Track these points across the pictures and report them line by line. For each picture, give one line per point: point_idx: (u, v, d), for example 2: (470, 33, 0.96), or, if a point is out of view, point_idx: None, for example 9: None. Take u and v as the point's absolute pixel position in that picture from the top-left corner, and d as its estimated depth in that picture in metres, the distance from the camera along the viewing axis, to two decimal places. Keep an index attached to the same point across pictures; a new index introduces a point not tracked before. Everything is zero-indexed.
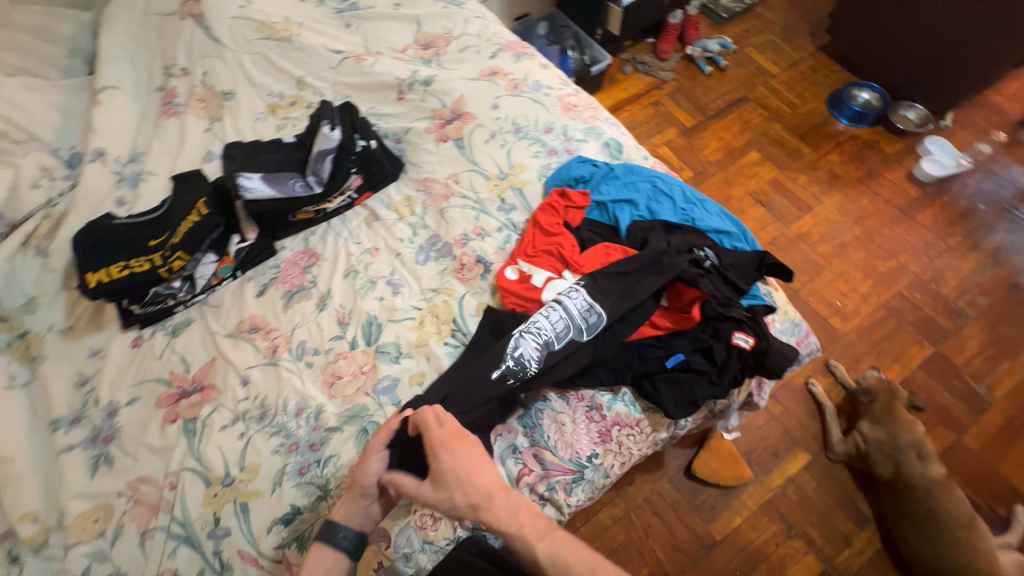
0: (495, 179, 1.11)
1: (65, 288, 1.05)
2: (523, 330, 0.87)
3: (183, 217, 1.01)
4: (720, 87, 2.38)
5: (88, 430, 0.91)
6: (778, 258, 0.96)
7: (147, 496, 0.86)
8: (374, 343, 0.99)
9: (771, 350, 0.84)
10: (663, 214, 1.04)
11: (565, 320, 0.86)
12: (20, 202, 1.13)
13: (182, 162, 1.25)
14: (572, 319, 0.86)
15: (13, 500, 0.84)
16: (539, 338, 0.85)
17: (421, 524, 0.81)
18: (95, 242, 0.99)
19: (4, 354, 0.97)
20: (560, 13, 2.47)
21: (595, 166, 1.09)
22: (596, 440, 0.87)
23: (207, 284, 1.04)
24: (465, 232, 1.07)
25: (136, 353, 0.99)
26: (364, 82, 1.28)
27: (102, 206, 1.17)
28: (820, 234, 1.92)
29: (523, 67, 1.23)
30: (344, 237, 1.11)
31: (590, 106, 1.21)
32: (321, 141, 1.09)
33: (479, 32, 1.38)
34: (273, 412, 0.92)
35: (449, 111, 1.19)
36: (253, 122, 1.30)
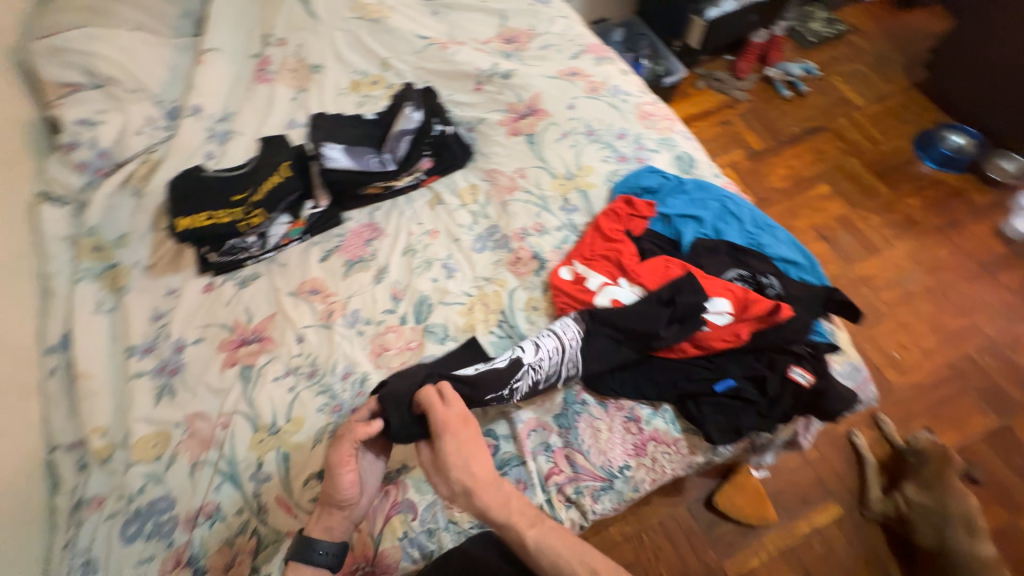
0: (561, 179, 1.11)
1: (153, 229, 1.15)
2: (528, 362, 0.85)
3: (267, 177, 1.07)
4: (797, 113, 2.28)
5: (157, 361, 0.98)
6: (848, 297, 0.91)
7: (201, 431, 0.91)
8: (423, 322, 1.01)
9: (829, 391, 0.79)
10: (730, 235, 1.01)
11: (561, 362, 0.86)
12: (126, 145, 1.23)
13: (268, 127, 1.32)
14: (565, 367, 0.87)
15: (88, 413, 0.92)
16: (535, 374, 0.85)
17: (448, 503, 0.82)
18: (186, 189, 1.06)
19: (96, 281, 1.07)
20: (638, 21, 2.39)
21: (664, 178, 1.07)
22: (630, 452, 0.86)
23: (277, 243, 1.10)
24: (525, 227, 1.08)
25: (207, 297, 1.06)
26: (445, 69, 1.32)
27: (193, 158, 1.25)
28: (887, 280, 1.80)
29: (603, 70, 1.23)
30: (408, 216, 1.14)
31: (667, 117, 1.18)
32: (402, 120, 1.12)
33: (563, 32, 1.38)
34: (322, 371, 0.96)
35: (524, 107, 1.20)
36: (335, 96, 1.37)
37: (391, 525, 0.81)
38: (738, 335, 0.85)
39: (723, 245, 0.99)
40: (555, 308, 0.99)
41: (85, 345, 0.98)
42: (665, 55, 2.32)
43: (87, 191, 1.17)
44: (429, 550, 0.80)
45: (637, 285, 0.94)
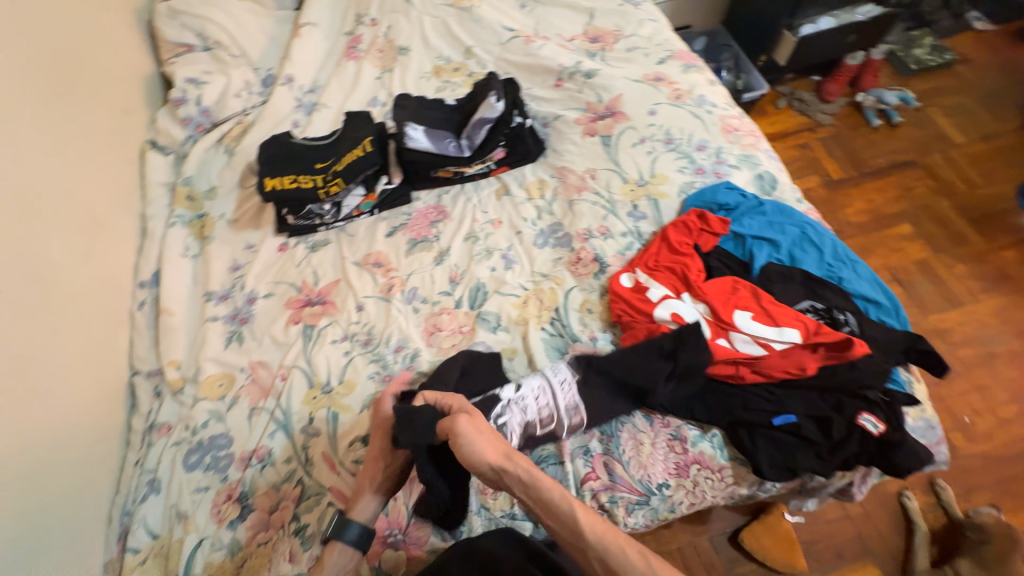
0: (632, 184, 1.09)
1: (239, 186, 1.23)
2: (510, 400, 0.87)
3: (350, 150, 1.13)
4: (886, 144, 2.12)
5: (231, 308, 1.05)
6: (934, 347, 0.84)
7: (262, 379, 0.97)
8: (477, 308, 1.03)
9: (904, 444, 0.73)
10: (806, 264, 0.96)
11: (551, 407, 0.86)
12: (224, 106, 1.31)
13: (352, 102, 1.38)
14: (558, 411, 0.86)
15: (167, 346, 1.01)
16: (523, 416, 0.86)
17: (481, 489, 0.84)
18: (277, 154, 1.14)
19: (186, 228, 1.16)
20: (722, 31, 2.29)
21: (742, 196, 1.03)
22: (671, 471, 0.84)
23: (350, 214, 1.15)
24: (590, 228, 1.07)
25: (281, 256, 1.12)
26: (527, 63, 1.32)
27: (281, 125, 1.32)
28: (966, 336, 1.65)
29: (691, 78, 1.19)
30: (474, 203, 1.16)
31: (752, 133, 1.13)
32: (485, 108, 1.11)
33: (651, 36, 1.35)
34: (377, 341, 1.00)
35: (604, 107, 1.18)
36: (417, 79, 1.40)
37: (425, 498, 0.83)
38: (804, 368, 0.81)
39: (798, 273, 0.94)
40: (610, 314, 0.98)
41: (172, 284, 1.07)
42: (748, 69, 2.21)
43: (187, 144, 1.27)
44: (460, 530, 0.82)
45: (700, 302, 0.92)
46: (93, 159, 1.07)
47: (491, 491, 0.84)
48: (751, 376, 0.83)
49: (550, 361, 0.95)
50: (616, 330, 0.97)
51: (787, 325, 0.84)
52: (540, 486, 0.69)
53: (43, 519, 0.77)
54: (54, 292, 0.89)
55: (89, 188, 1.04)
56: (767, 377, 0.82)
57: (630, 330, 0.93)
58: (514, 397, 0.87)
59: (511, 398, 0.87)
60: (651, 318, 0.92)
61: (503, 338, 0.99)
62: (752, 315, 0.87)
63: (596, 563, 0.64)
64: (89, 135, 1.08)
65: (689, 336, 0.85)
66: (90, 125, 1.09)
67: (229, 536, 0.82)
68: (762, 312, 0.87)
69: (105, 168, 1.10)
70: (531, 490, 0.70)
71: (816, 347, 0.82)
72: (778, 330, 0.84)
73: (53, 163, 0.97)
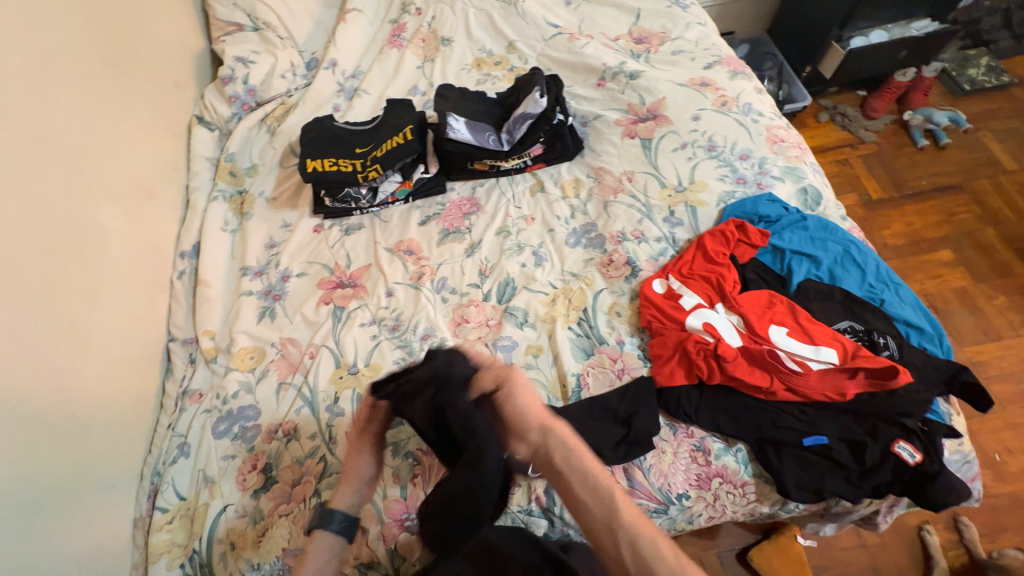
0: (670, 190, 1.07)
1: (280, 166, 1.25)
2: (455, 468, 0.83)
3: (391, 137, 1.14)
4: (931, 166, 2.04)
5: (265, 284, 1.08)
6: (978, 379, 0.80)
7: (291, 356, 0.99)
8: (505, 303, 1.03)
9: (940, 476, 0.71)
10: (846, 283, 0.93)
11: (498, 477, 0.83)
12: (270, 86, 1.34)
13: (392, 90, 1.39)
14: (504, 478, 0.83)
15: (203, 316, 1.04)
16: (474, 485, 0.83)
17: None
18: (319, 137, 1.16)
19: (226, 203, 1.19)
20: (766, 39, 2.24)
21: (785, 209, 1.00)
22: (692, 482, 0.82)
23: (385, 200, 1.16)
24: (624, 231, 1.06)
25: (316, 237, 1.14)
26: (569, 60, 1.31)
27: (322, 108, 1.34)
28: (1002, 370, 1.59)
29: (738, 85, 1.16)
30: (508, 197, 1.16)
31: (798, 145, 1.10)
32: (528, 103, 1.11)
33: (698, 40, 1.33)
34: (404, 327, 1.01)
35: (646, 110, 1.17)
36: (458, 71, 1.40)
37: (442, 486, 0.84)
38: (843, 392, 0.78)
39: (838, 292, 0.91)
40: (639, 319, 0.97)
41: (211, 257, 1.10)
42: (792, 80, 2.15)
43: (232, 122, 1.30)
44: None
45: (734, 314, 0.90)
46: (142, 131, 1.11)
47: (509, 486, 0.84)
48: (784, 394, 0.81)
49: (576, 362, 0.94)
50: (644, 335, 0.96)
51: (825, 345, 0.83)
52: (579, 455, 0.64)
53: (80, 473, 0.80)
54: (101, 257, 0.93)
55: (138, 159, 1.07)
56: (800, 397, 0.80)
57: (660, 337, 0.92)
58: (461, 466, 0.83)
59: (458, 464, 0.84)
60: (682, 326, 0.91)
61: (530, 335, 0.98)
62: (788, 332, 0.85)
63: (625, 550, 0.56)
64: (140, 107, 1.12)
65: (721, 347, 0.84)
66: (141, 98, 1.12)
67: (253, 504, 0.84)
68: (799, 329, 0.86)
69: (153, 140, 1.13)
70: (570, 458, 0.64)
71: (857, 372, 0.79)
72: (815, 349, 0.82)
73: (105, 132, 1.00)
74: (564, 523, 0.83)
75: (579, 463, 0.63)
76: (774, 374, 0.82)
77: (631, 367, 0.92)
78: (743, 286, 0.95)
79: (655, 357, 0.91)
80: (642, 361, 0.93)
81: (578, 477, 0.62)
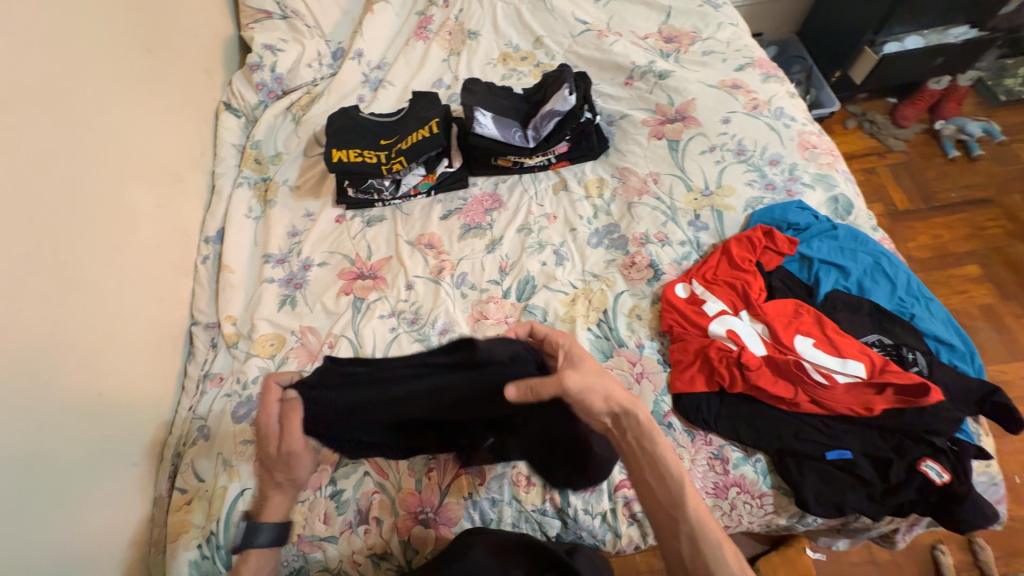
0: (696, 193, 1.06)
1: (304, 154, 1.25)
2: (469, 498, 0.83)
3: (417, 130, 1.14)
4: (961, 178, 1.99)
5: (286, 272, 1.09)
6: (1012, 400, 0.78)
7: (310, 344, 0.99)
8: (524, 301, 1.02)
9: (967, 498, 0.70)
10: (875, 296, 0.91)
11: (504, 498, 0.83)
12: (296, 75, 1.34)
13: (417, 82, 1.38)
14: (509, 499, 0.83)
15: (225, 301, 1.05)
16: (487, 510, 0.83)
17: (515, 481, 0.83)
18: (344, 127, 1.16)
19: (251, 189, 1.20)
20: (795, 43, 2.20)
21: (814, 218, 0.98)
22: (709, 490, 0.82)
23: (407, 192, 1.16)
24: (647, 233, 1.05)
25: (338, 227, 1.14)
26: (597, 58, 1.29)
27: (347, 99, 1.34)
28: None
29: (770, 89, 1.14)
30: (530, 194, 1.15)
31: (831, 152, 1.07)
32: (557, 100, 1.09)
33: (729, 41, 1.30)
34: (423, 321, 1.01)
35: (674, 111, 1.15)
36: (483, 65, 1.39)
37: (458, 483, 0.84)
38: (870, 407, 0.76)
39: (866, 304, 0.89)
40: (660, 322, 0.96)
41: (234, 243, 1.11)
42: (820, 85, 2.10)
43: (259, 109, 1.31)
44: (490, 516, 0.83)
45: (759, 322, 0.89)
46: (171, 115, 1.12)
47: (524, 484, 0.83)
48: (808, 406, 0.79)
49: None
50: (664, 339, 0.95)
51: (852, 358, 0.81)
52: (654, 441, 0.67)
53: (104, 449, 0.82)
54: (129, 239, 0.94)
55: (166, 143, 1.08)
56: (824, 409, 0.79)
57: (681, 342, 0.91)
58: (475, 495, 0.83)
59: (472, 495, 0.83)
60: (704, 332, 0.90)
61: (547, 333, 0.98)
62: (813, 343, 0.84)
63: (686, 540, 0.65)
64: (170, 91, 1.12)
65: (744, 356, 0.83)
66: (171, 82, 1.13)
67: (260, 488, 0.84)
68: (825, 340, 0.84)
69: (182, 124, 1.14)
70: (644, 442, 0.67)
71: (885, 388, 0.77)
72: (842, 361, 0.81)
73: (135, 115, 1.01)
74: (578, 525, 0.83)
75: (652, 448, 0.67)
76: (798, 385, 0.80)
77: (651, 371, 0.91)
78: (769, 294, 0.93)
79: (676, 362, 0.90)
80: (662, 365, 0.92)
81: (648, 462, 0.67)
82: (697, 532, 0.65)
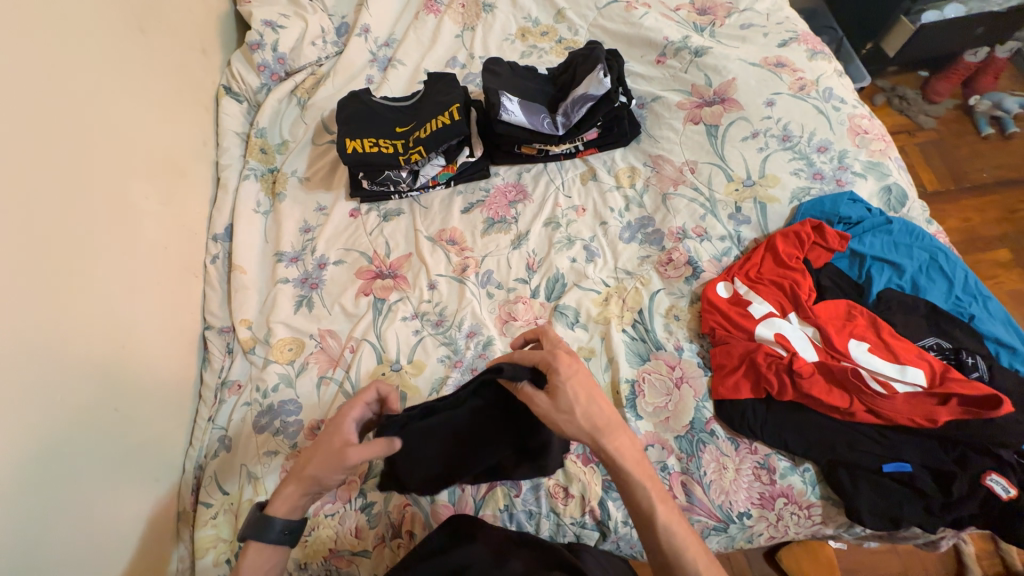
0: (737, 183, 0.98)
1: (312, 143, 1.17)
2: (500, 509, 0.80)
3: (436, 116, 1.05)
4: (994, 157, 1.90)
5: (301, 272, 1.03)
6: None
7: (331, 349, 0.95)
8: (554, 300, 0.97)
9: None
10: (930, 294, 0.86)
11: (542, 511, 0.80)
12: (300, 54, 1.23)
13: (429, 61, 1.28)
14: (550, 514, 0.80)
15: (238, 304, 0.99)
16: (524, 520, 0.80)
17: (552, 493, 0.80)
18: (357, 114, 1.08)
19: (258, 181, 1.12)
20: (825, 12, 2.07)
21: (867, 210, 0.92)
22: (755, 501, 0.78)
23: (425, 184, 1.08)
24: (684, 227, 0.98)
25: (353, 222, 1.08)
26: (626, 33, 1.19)
27: (355, 80, 1.25)
28: None
29: (818, 66, 1.05)
30: (557, 184, 1.08)
31: (883, 137, 0.99)
32: (591, 83, 0.99)
33: (769, 12, 1.19)
34: (449, 323, 0.96)
35: (712, 92, 1.06)
36: (500, 41, 1.28)
37: (494, 494, 0.81)
38: (933, 418, 0.72)
39: (923, 304, 0.84)
40: (700, 324, 0.91)
41: (244, 240, 1.04)
42: (850, 59, 1.97)
43: (261, 93, 1.21)
44: (528, 529, 0.80)
45: (810, 325, 0.84)
46: (170, 103, 1.03)
47: (563, 496, 0.80)
48: (864, 416, 0.75)
49: (631, 367, 0.89)
50: (704, 341, 0.90)
51: (911, 364, 0.77)
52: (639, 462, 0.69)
53: (123, 467, 0.78)
54: (137, 241, 0.88)
55: (167, 134, 1.00)
56: (881, 419, 0.75)
57: (724, 346, 0.86)
58: (505, 506, 0.80)
59: (501, 507, 0.80)
60: (751, 335, 0.85)
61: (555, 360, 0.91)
62: (868, 348, 0.79)
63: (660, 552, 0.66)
64: (167, 76, 1.04)
65: (796, 363, 0.78)
66: (167, 65, 1.04)
67: None
68: (881, 345, 0.79)
69: (182, 112, 1.06)
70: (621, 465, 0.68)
71: (949, 398, 0.73)
72: (901, 368, 0.76)
73: (131, 105, 0.93)
74: (616, 536, 0.80)
75: (637, 464, 0.69)
76: (854, 394, 0.76)
77: (691, 375, 0.87)
78: (819, 294, 0.88)
79: (718, 367, 0.86)
80: (703, 370, 0.87)
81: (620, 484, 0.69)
82: (673, 552, 0.65)
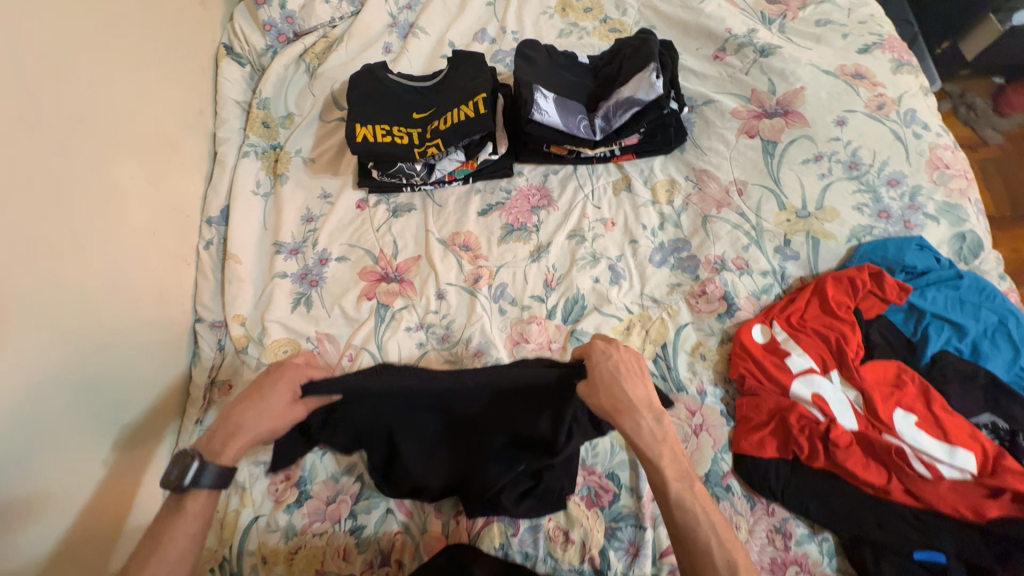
0: (789, 213, 0.88)
1: (320, 119, 1.06)
2: (495, 546, 0.76)
3: (459, 106, 0.93)
4: None
5: (301, 266, 0.95)
6: None
7: (328, 355, 0.89)
8: (571, 324, 0.89)
9: None
10: (992, 363, 0.76)
11: (540, 553, 0.76)
12: (311, 13, 1.09)
13: (455, 31, 1.13)
14: (547, 556, 0.75)
15: (231, 298, 0.92)
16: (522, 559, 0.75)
17: (551, 535, 0.76)
18: (371, 95, 0.96)
19: (259, 160, 1.02)
20: None
21: (936, 260, 0.81)
22: (765, 566, 0.70)
23: (441, 179, 0.98)
24: (723, 257, 0.89)
25: (359, 215, 0.99)
26: (681, 18, 1.04)
27: (371, 47, 1.11)
28: None
29: (902, 82, 0.91)
30: (586, 192, 0.97)
31: (965, 174, 0.86)
32: (640, 85, 0.86)
33: (850, 7, 1.02)
34: (456, 339, 0.88)
35: (774, 102, 0.93)
36: (537, 14, 1.12)
37: (488, 531, 0.77)
38: (980, 512, 0.65)
39: (982, 374, 0.75)
40: (728, 367, 0.84)
41: (241, 225, 0.96)
42: (923, 58, 1.69)
43: (267, 57, 1.09)
44: None
45: (853, 388, 0.75)
46: (159, 66, 0.92)
47: (561, 540, 0.76)
48: (901, 496, 0.68)
49: None
50: (731, 387, 0.83)
51: (962, 447, 0.69)
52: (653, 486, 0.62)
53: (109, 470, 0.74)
54: (122, 228, 0.80)
55: (157, 101, 0.90)
56: (918, 501, 0.68)
57: (752, 398, 0.78)
58: (501, 543, 0.76)
59: (496, 544, 0.76)
60: (785, 391, 0.77)
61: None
62: (916, 421, 0.71)
63: None
64: (156, 34, 0.92)
65: (834, 432, 0.71)
66: (157, 21, 0.93)
67: (285, 519, 0.78)
68: (930, 419, 0.71)
69: (174, 76, 0.95)
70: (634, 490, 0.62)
71: (1002, 492, 0.65)
72: (950, 450, 0.69)
73: (114, 70, 0.83)
74: None
75: None
76: (892, 471, 0.70)
77: (711, 424, 0.80)
78: (866, 351, 0.79)
79: (743, 419, 0.78)
80: (725, 419, 0.80)
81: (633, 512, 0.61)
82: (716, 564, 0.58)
